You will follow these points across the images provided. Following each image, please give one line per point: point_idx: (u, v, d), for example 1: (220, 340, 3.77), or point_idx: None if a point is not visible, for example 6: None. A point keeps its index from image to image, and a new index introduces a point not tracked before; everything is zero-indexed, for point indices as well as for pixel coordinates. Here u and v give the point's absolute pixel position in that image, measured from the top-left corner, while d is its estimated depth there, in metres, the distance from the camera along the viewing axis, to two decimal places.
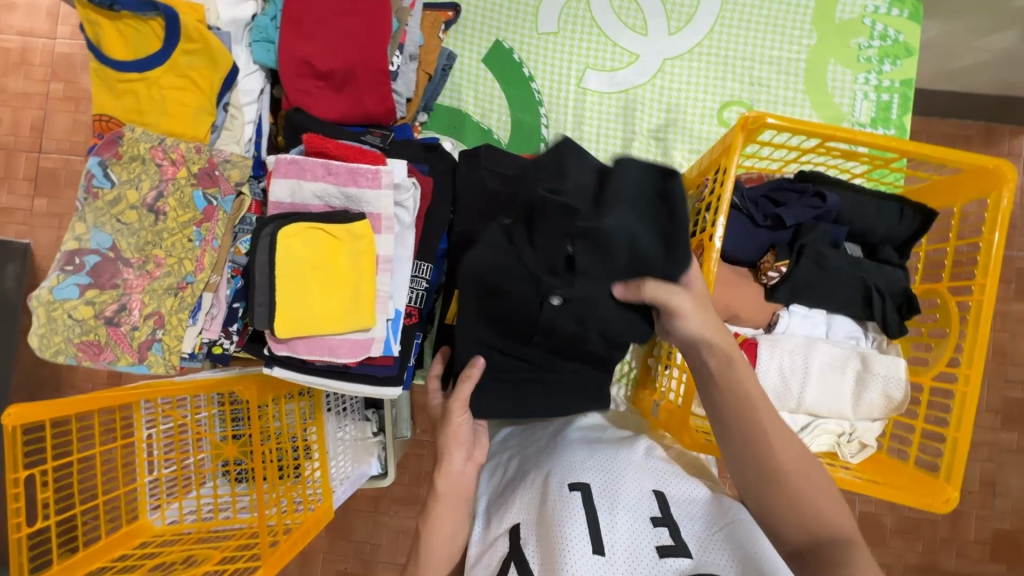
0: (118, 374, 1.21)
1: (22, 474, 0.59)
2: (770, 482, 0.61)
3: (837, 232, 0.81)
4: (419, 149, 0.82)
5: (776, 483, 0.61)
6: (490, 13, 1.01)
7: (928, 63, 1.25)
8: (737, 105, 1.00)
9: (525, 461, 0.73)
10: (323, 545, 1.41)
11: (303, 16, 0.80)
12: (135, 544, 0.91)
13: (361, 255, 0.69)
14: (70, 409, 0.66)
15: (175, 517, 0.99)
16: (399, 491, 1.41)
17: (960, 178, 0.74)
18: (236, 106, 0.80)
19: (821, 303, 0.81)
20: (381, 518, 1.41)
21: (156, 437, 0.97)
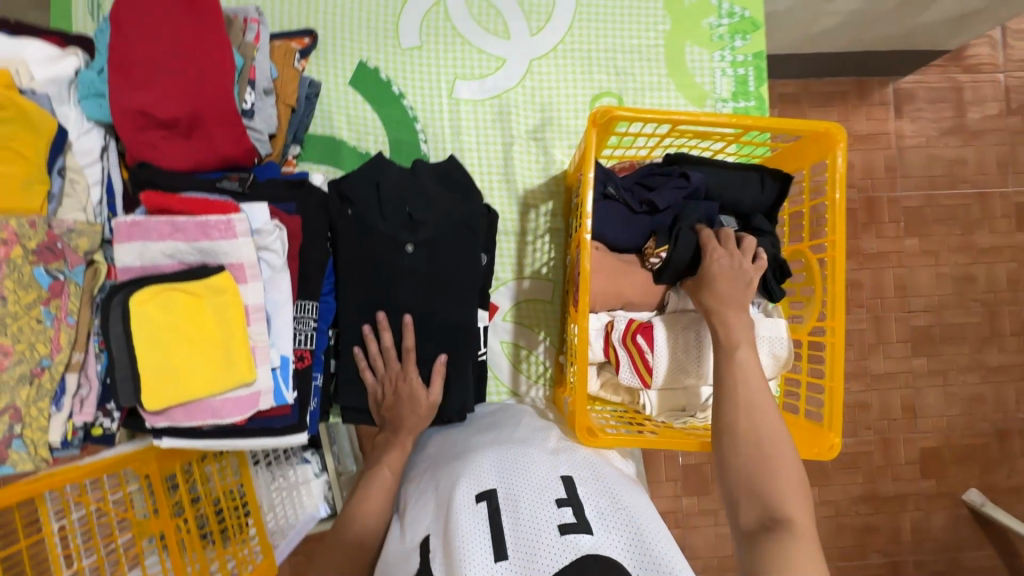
0: None
1: None
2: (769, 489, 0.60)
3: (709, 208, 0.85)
4: (283, 187, 0.79)
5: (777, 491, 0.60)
6: (348, 35, 0.99)
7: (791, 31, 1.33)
8: (607, 96, 1.02)
9: (440, 472, 0.73)
10: None
11: (133, 65, 0.75)
12: None
13: (227, 308, 0.66)
14: None
15: None
16: None
17: (802, 144, 0.79)
18: (75, 169, 0.75)
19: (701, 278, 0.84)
20: None
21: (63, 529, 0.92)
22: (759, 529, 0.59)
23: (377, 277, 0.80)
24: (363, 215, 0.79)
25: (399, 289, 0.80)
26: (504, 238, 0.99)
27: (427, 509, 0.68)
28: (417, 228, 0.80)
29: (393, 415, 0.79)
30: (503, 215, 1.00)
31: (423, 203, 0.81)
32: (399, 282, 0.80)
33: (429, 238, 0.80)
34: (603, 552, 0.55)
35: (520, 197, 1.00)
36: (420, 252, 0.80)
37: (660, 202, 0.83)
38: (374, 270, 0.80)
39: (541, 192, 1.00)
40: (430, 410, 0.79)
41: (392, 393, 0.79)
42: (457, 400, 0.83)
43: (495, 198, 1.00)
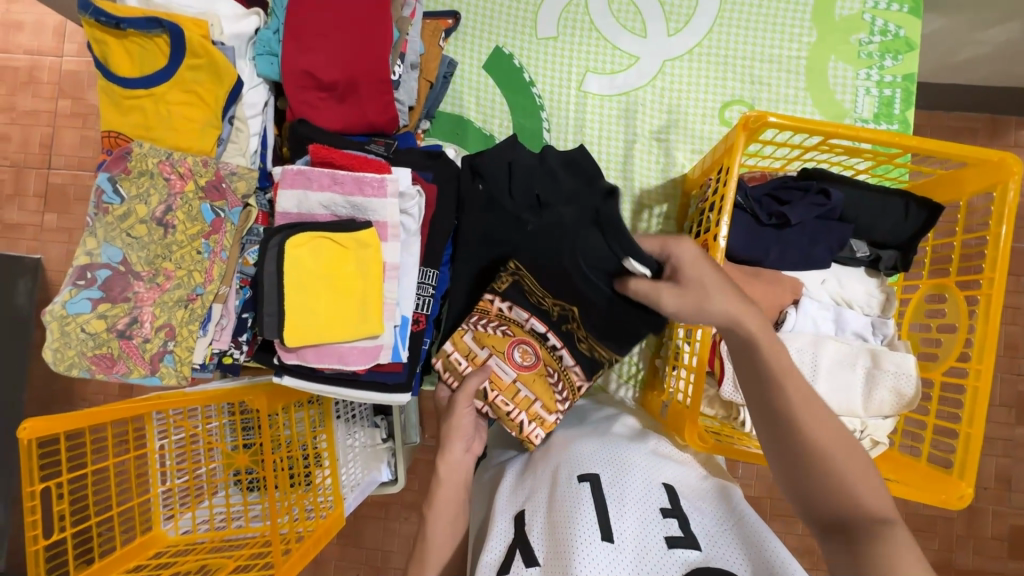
0: (129, 388, 1.28)
1: (39, 486, 0.61)
2: (791, 434, 0.56)
3: (843, 231, 0.81)
4: (422, 156, 0.83)
5: (799, 433, 0.56)
6: (488, 20, 1.02)
7: (932, 57, 1.26)
8: (738, 105, 1.00)
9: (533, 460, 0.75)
10: (334, 552, 1.42)
11: (304, 30, 0.81)
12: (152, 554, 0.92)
13: (368, 263, 0.70)
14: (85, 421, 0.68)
15: (188, 527, 1.00)
16: (410, 498, 1.42)
17: (965, 172, 0.74)
18: (242, 119, 0.81)
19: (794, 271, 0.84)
20: (392, 524, 1.41)
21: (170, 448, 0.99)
22: (837, 524, 0.52)
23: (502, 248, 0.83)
24: (492, 194, 0.82)
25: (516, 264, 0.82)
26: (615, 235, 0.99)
27: (525, 488, 0.70)
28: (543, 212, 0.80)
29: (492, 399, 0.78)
30: None
31: (548, 185, 0.80)
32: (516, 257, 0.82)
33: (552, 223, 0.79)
34: (714, 569, 0.55)
35: (635, 196, 1.00)
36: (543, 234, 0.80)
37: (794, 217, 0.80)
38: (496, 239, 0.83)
39: (657, 194, 0.99)
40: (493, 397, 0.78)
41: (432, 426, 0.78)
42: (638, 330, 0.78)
43: None
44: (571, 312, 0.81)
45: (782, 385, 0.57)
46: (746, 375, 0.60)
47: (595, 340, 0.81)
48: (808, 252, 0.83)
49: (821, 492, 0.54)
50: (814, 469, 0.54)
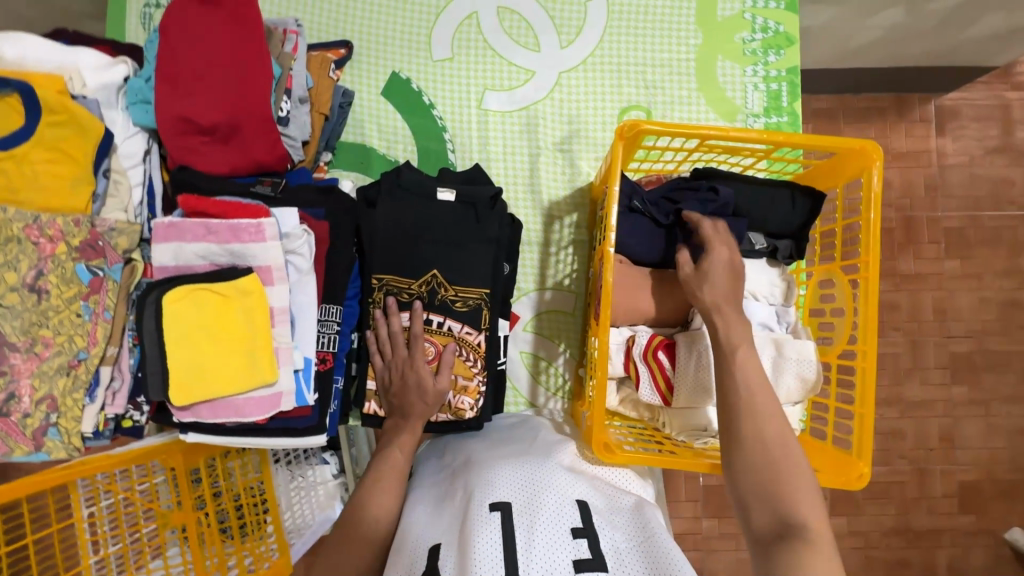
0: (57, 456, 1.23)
1: None
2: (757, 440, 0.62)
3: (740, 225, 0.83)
4: (313, 192, 0.81)
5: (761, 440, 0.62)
6: (382, 47, 1.01)
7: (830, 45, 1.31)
8: (636, 109, 1.02)
9: (449, 483, 0.74)
10: None
11: (176, 74, 0.78)
12: None
13: (255, 310, 0.67)
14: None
15: None
16: None
17: (838, 161, 0.76)
18: (119, 171, 0.78)
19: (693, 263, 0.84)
20: None
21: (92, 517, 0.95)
22: (773, 539, 0.56)
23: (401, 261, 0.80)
24: (373, 226, 0.80)
25: (418, 271, 0.79)
26: (528, 248, 0.99)
27: (437, 514, 0.68)
28: (430, 213, 0.80)
29: (401, 401, 0.78)
30: (527, 224, 1.00)
31: (415, 190, 0.81)
32: (418, 265, 0.79)
33: (438, 221, 0.80)
34: None
35: (545, 208, 1.00)
36: (436, 235, 0.80)
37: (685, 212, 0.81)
38: (395, 251, 0.79)
39: (566, 204, 1.00)
40: (438, 399, 0.78)
41: (399, 379, 0.78)
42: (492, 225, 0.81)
43: (521, 209, 1.00)
44: (435, 279, 0.79)
45: (755, 410, 0.64)
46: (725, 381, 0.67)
47: (465, 291, 0.80)
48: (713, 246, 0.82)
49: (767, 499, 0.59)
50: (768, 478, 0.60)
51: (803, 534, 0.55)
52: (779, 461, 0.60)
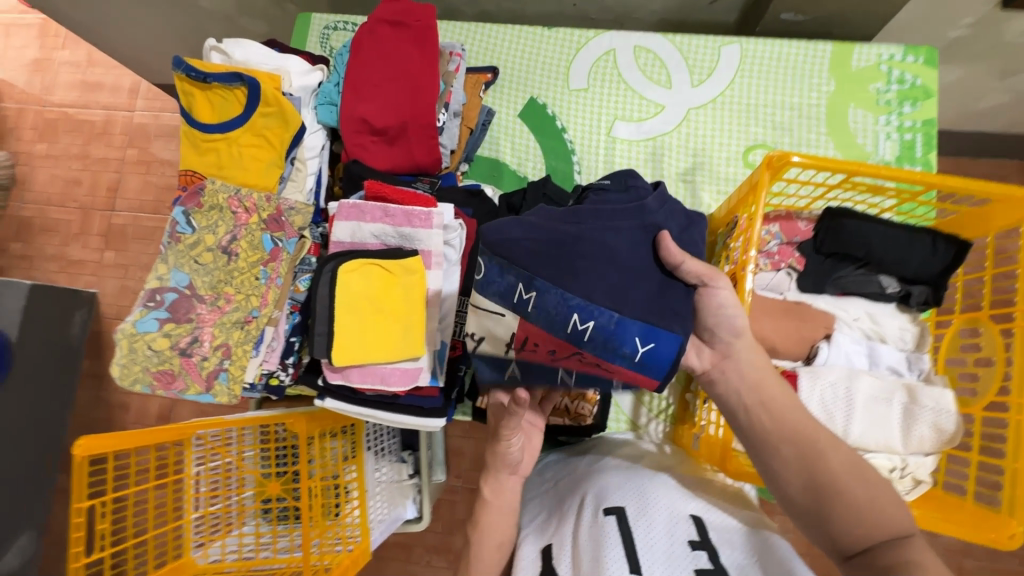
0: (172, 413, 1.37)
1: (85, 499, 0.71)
2: (807, 454, 0.60)
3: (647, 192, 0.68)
4: (463, 194, 0.89)
5: (816, 454, 0.60)
6: (524, 74, 1.11)
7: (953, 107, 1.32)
8: (761, 148, 1.05)
9: (555, 495, 0.78)
10: None
11: (362, 82, 0.90)
12: None
13: (414, 289, 0.74)
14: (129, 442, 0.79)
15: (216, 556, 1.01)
16: (433, 539, 1.43)
17: (992, 209, 0.75)
18: (302, 160, 0.89)
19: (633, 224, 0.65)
20: (413, 566, 1.42)
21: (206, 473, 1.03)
22: (807, 500, 0.59)
23: None
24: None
25: None
26: None
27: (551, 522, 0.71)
28: None
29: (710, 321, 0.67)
30: None
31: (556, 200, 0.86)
32: None
33: None
34: None
35: None
36: None
37: (578, 279, 0.60)
38: None
39: None
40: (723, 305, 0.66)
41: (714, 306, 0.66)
42: None
43: None
44: None
45: (775, 408, 0.64)
46: (756, 409, 0.65)
47: None
48: (662, 300, 0.62)
49: (806, 473, 0.60)
50: (808, 461, 0.60)
51: (835, 492, 0.58)
52: (824, 461, 0.60)
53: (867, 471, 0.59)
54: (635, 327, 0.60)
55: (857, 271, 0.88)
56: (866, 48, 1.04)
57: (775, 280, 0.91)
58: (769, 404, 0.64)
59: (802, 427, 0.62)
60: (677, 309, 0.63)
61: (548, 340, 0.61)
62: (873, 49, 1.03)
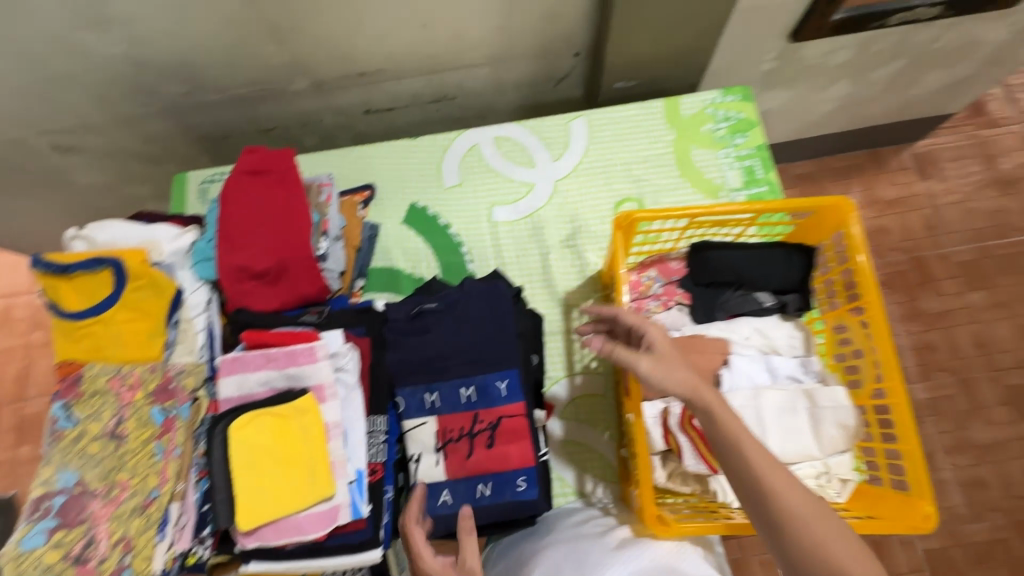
0: None
1: None
2: (796, 528, 0.60)
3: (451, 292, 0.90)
4: (352, 313, 0.91)
5: (806, 530, 0.59)
6: (400, 184, 1.17)
7: None
8: (628, 201, 1.14)
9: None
10: None
11: (234, 233, 0.92)
12: None
13: (312, 427, 0.73)
14: None
15: None
16: None
17: (817, 217, 0.85)
18: (186, 321, 0.88)
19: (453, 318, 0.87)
20: None
21: None
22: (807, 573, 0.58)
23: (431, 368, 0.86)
24: (401, 350, 0.87)
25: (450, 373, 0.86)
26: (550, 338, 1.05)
27: None
28: (462, 317, 0.87)
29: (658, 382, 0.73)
30: (545, 315, 1.07)
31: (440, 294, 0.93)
32: (450, 365, 0.86)
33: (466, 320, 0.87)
34: None
35: (561, 299, 1.08)
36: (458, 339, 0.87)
37: (446, 371, 0.86)
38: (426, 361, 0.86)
39: (580, 292, 1.08)
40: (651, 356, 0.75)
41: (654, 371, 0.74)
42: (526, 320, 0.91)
43: (539, 304, 1.08)
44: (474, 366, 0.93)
45: (764, 478, 0.63)
46: (746, 477, 0.64)
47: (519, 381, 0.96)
48: (504, 349, 0.86)
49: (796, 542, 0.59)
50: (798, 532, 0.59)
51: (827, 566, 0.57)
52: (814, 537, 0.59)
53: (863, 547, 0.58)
54: (491, 376, 0.85)
55: (737, 293, 0.94)
56: (690, 97, 1.17)
57: (671, 319, 0.95)
58: (757, 471, 0.63)
59: (785, 500, 0.61)
60: (507, 354, 0.86)
61: (456, 420, 0.85)
62: (697, 98, 1.17)
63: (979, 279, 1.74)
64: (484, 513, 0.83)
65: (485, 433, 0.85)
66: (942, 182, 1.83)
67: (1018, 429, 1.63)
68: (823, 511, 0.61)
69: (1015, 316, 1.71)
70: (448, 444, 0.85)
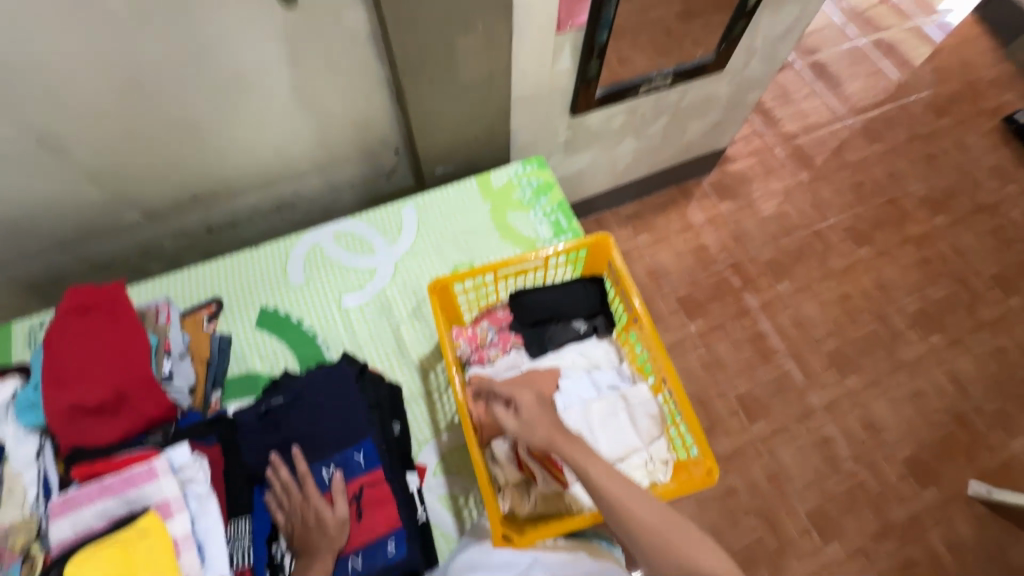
0: None
1: None
2: (662, 546, 0.74)
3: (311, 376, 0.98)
4: (201, 424, 0.92)
5: (667, 544, 0.74)
6: (248, 291, 1.23)
7: None
8: (462, 266, 1.29)
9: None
10: None
11: (62, 373, 0.90)
12: None
13: (156, 547, 0.73)
14: None
15: None
16: None
17: (592, 253, 1.10)
18: (13, 476, 0.86)
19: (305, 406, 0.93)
20: None
21: None
22: None
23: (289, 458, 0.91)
24: (259, 447, 0.91)
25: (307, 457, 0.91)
26: (410, 403, 1.13)
27: None
28: (311, 403, 0.93)
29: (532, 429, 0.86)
30: (405, 383, 1.15)
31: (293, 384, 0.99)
32: (306, 450, 0.91)
33: (315, 404, 0.93)
34: None
35: (417, 365, 1.18)
36: (307, 427, 0.92)
37: (309, 457, 0.91)
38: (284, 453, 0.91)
39: (433, 355, 1.19)
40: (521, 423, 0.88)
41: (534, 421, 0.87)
42: (376, 391, 1.00)
43: (399, 375, 1.17)
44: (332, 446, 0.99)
45: (625, 502, 0.77)
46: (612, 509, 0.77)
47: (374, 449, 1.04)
48: (356, 424, 0.93)
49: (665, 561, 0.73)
50: (660, 546, 0.74)
51: None
52: (685, 552, 0.74)
53: (707, 543, 0.75)
54: (349, 450, 0.91)
55: (558, 325, 1.11)
56: (498, 173, 1.39)
57: (513, 359, 1.08)
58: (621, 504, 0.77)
59: (641, 516, 0.76)
60: (357, 427, 0.92)
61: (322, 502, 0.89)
62: (503, 172, 1.39)
63: (782, 271, 2.12)
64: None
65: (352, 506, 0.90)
66: (735, 201, 2.24)
67: (845, 385, 1.94)
68: (671, 516, 0.77)
69: (817, 295, 2.09)
70: None
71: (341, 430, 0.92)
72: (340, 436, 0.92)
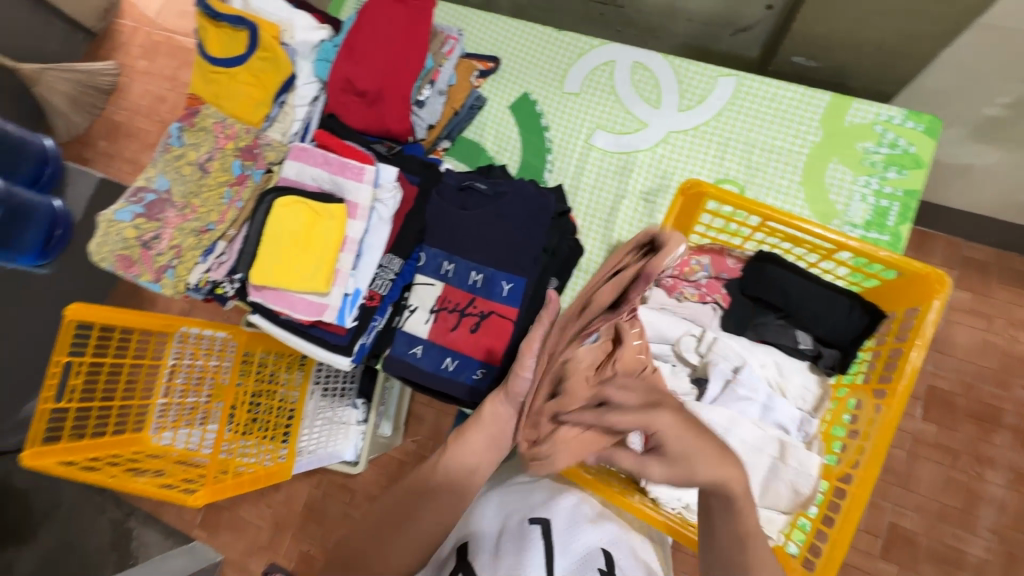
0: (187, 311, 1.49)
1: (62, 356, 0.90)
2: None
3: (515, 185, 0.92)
4: (417, 164, 0.97)
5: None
6: (523, 69, 1.15)
7: (997, 193, 1.20)
8: (729, 183, 1.05)
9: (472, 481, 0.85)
10: (295, 521, 1.43)
11: (355, 47, 0.98)
12: (130, 450, 1.02)
13: (333, 231, 0.84)
14: (114, 317, 0.95)
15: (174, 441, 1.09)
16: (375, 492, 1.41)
17: (901, 283, 0.77)
18: (290, 105, 0.99)
19: (495, 208, 0.90)
20: (352, 512, 1.41)
21: (182, 369, 1.09)
22: None
23: (453, 240, 0.91)
24: (438, 211, 0.92)
25: (466, 251, 0.91)
26: (580, 271, 1.06)
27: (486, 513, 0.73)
28: (500, 210, 0.90)
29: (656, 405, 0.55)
30: (588, 252, 1.07)
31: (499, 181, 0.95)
32: (470, 244, 0.91)
33: (502, 214, 0.90)
34: None
35: (611, 245, 1.06)
36: (483, 225, 0.90)
37: (467, 252, 0.91)
38: (450, 232, 0.92)
39: None
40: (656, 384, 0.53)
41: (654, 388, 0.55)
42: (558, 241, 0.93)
43: (589, 240, 1.07)
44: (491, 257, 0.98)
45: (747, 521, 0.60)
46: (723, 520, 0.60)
47: None
48: (520, 256, 0.89)
49: None
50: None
51: None
52: None
53: None
54: (501, 274, 0.89)
55: (778, 321, 0.87)
56: (864, 105, 1.00)
57: (699, 312, 0.90)
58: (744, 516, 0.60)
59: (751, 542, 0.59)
60: (520, 260, 0.89)
61: (457, 294, 0.91)
62: (872, 108, 0.99)
63: None
64: (441, 383, 0.89)
65: (473, 318, 0.90)
66: None
67: None
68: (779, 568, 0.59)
69: None
70: (441, 311, 0.91)
71: (509, 251, 0.89)
72: (501, 255, 0.89)
